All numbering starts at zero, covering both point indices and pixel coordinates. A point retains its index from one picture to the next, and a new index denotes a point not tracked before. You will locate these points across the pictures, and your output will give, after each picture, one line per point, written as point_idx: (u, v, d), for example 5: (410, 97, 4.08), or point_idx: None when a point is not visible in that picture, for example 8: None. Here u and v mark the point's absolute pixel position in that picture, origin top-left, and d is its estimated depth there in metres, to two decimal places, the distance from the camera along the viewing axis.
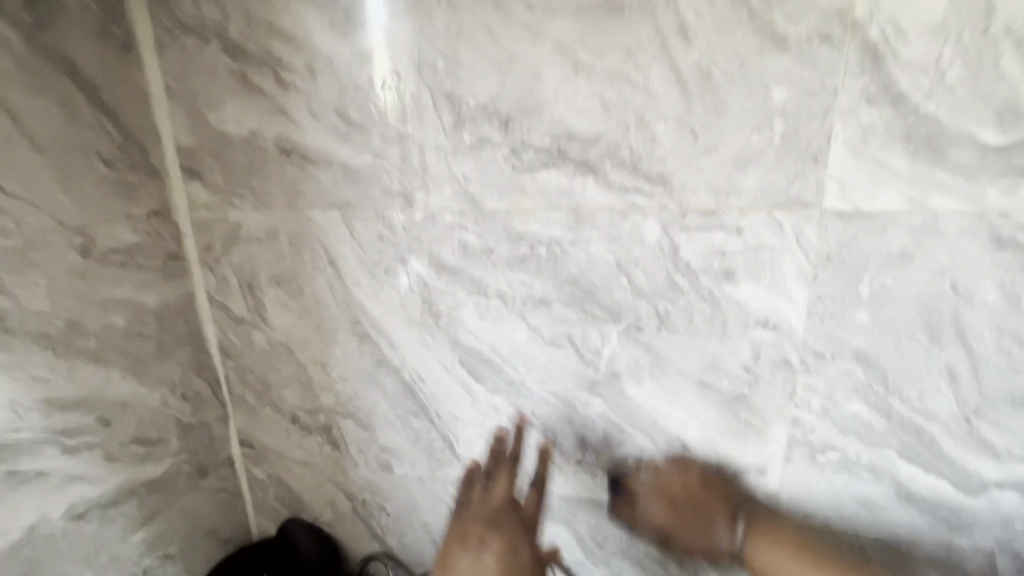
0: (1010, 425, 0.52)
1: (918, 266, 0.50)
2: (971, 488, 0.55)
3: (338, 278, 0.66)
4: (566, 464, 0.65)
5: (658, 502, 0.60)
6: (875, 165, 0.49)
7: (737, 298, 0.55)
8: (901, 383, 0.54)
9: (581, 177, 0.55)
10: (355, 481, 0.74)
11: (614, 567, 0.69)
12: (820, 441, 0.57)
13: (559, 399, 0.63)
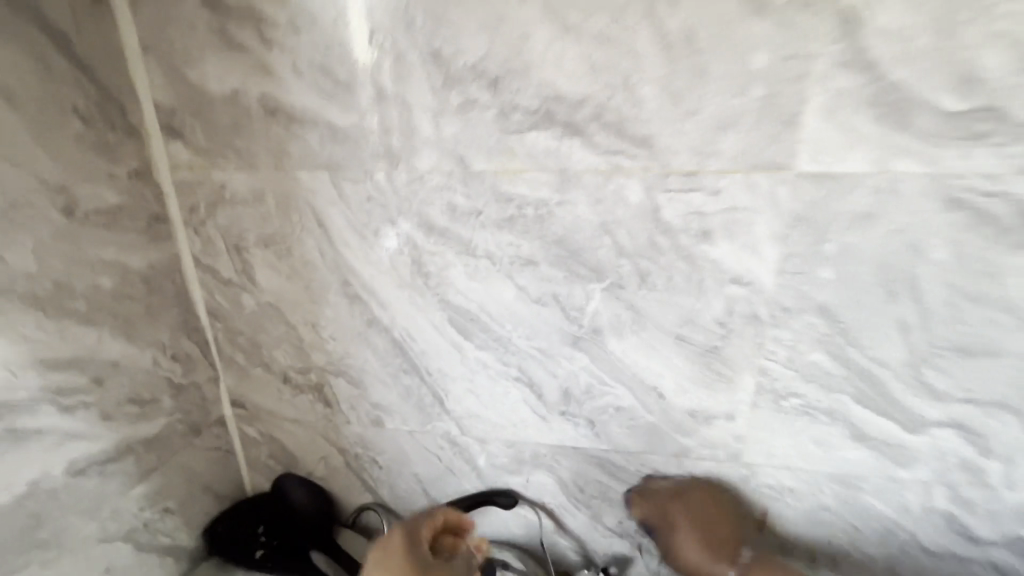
0: (951, 370, 0.58)
1: (878, 225, 0.54)
2: (915, 427, 0.61)
3: (327, 239, 0.66)
4: (551, 416, 0.69)
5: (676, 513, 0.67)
6: (845, 129, 0.52)
7: (713, 256, 0.58)
8: (859, 334, 0.58)
9: (567, 140, 0.57)
10: (348, 436, 0.77)
11: (594, 509, 0.74)
12: (784, 387, 0.62)
13: (544, 354, 0.66)
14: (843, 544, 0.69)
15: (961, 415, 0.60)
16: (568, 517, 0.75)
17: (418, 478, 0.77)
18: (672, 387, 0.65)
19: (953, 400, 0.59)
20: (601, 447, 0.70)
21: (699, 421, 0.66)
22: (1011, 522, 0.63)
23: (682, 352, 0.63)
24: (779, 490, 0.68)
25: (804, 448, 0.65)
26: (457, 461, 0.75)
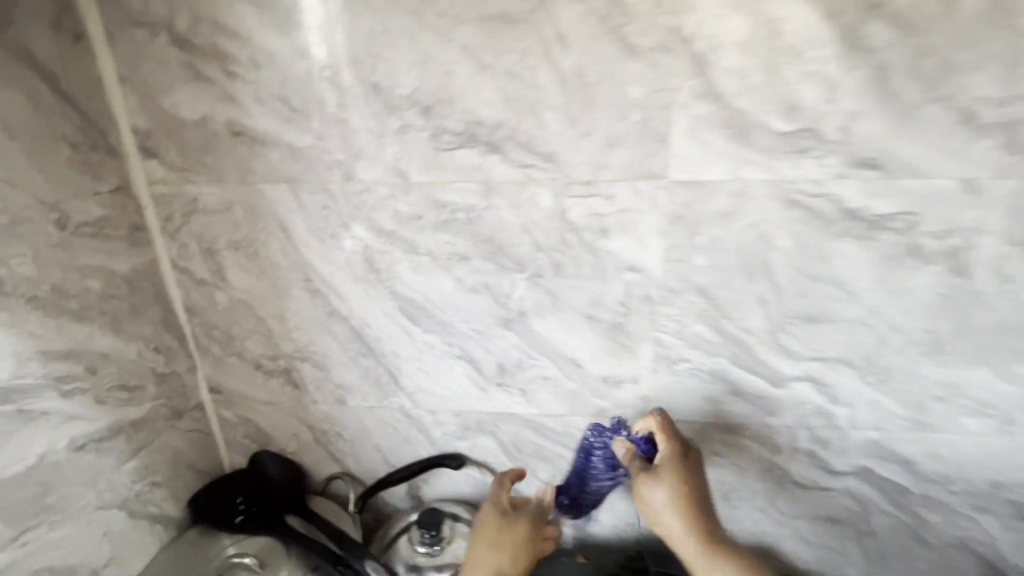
0: (801, 335, 0.73)
1: (736, 221, 0.68)
2: (778, 381, 0.76)
3: (289, 242, 0.77)
4: (489, 387, 0.82)
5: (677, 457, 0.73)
6: (704, 146, 0.65)
7: (611, 249, 0.72)
8: (729, 308, 0.73)
9: (489, 156, 0.69)
10: (315, 414, 0.88)
11: (530, 465, 0.87)
12: (675, 354, 0.76)
13: (481, 334, 0.79)
14: (732, 482, 0.84)
15: (812, 370, 0.75)
16: (509, 473, 0.88)
17: (379, 447, 0.89)
18: (587, 357, 0.78)
19: (805, 358, 0.74)
20: (533, 411, 0.83)
21: (611, 385, 0.80)
22: (857, 455, 0.79)
23: (592, 327, 0.76)
24: None
25: (696, 403, 0.79)
26: (412, 431, 0.87)
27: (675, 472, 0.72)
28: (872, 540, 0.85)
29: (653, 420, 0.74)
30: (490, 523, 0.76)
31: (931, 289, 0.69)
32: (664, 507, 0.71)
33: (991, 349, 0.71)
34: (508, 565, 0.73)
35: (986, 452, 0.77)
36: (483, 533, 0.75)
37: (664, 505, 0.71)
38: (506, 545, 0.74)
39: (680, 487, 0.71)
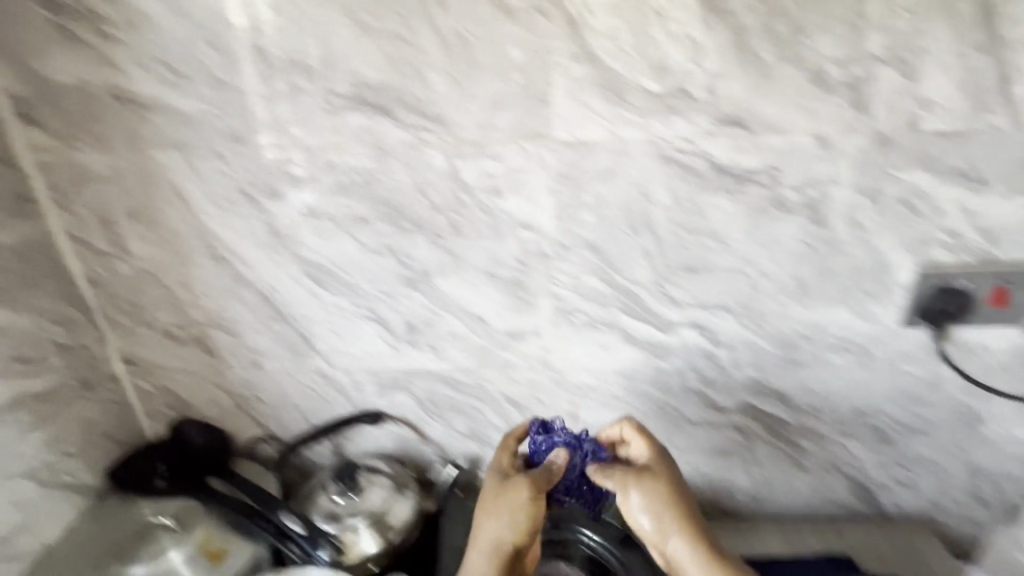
0: (684, 284, 0.79)
1: (618, 178, 0.72)
2: (666, 328, 0.83)
3: (188, 210, 0.77)
4: (400, 345, 0.86)
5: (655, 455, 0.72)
6: (583, 106, 0.68)
7: (504, 208, 0.75)
8: (618, 261, 0.78)
9: (378, 119, 0.70)
10: (234, 379, 0.90)
11: (446, 418, 0.92)
12: (571, 306, 0.82)
13: (388, 294, 0.82)
14: (632, 423, 0.91)
15: (696, 316, 0.82)
16: (428, 427, 0.93)
17: (299, 408, 0.92)
18: (490, 312, 0.83)
19: (688, 305, 0.81)
20: (445, 367, 0.87)
21: (515, 339, 0.85)
22: (740, 392, 0.87)
23: (493, 284, 0.80)
24: (582, 386, 0.88)
25: (594, 352, 0.85)
26: (331, 391, 0.90)
27: (659, 476, 0.69)
28: (757, 467, 0.94)
29: (628, 425, 0.74)
30: (489, 489, 0.71)
31: (795, 238, 0.75)
32: (654, 516, 0.66)
33: (847, 291, 0.79)
34: (507, 532, 0.68)
35: (849, 383, 0.86)
36: (482, 502, 0.71)
37: (654, 513, 0.66)
38: (503, 509, 0.68)
39: (667, 491, 0.67)
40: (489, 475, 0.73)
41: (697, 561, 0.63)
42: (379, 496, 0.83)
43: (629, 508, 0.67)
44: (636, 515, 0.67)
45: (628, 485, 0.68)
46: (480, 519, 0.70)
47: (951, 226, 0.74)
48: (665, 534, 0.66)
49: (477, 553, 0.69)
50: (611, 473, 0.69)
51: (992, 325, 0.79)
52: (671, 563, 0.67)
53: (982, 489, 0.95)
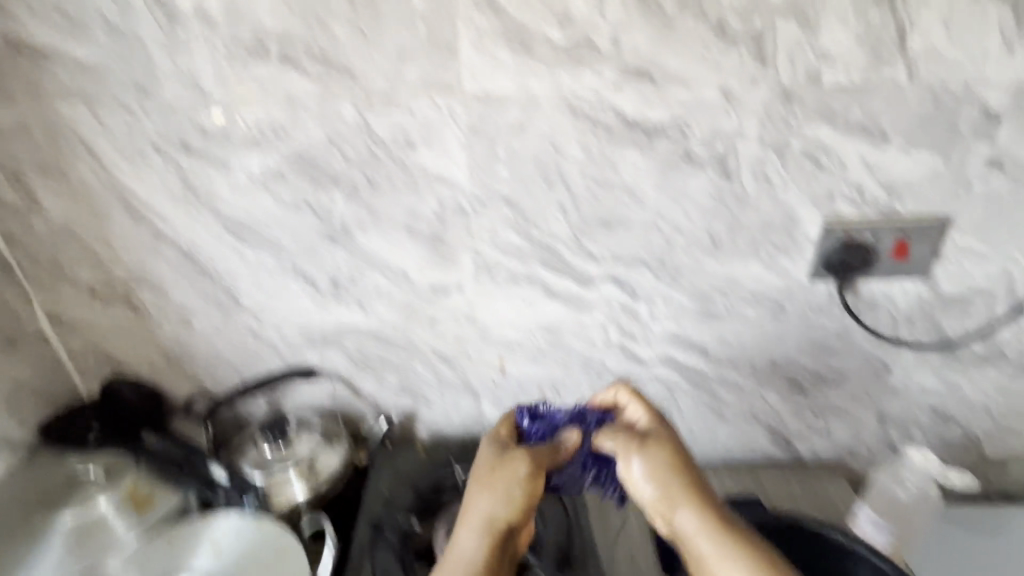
0: (600, 240, 0.81)
1: (530, 132, 0.73)
2: (585, 282, 0.85)
3: (100, 164, 0.76)
4: (327, 301, 0.87)
5: (654, 419, 0.70)
6: (490, 57, 0.68)
7: (419, 162, 0.75)
8: (534, 216, 0.79)
9: (285, 70, 0.69)
10: (164, 337, 0.91)
11: (377, 373, 0.94)
12: (492, 261, 0.83)
13: (310, 250, 0.83)
14: (559, 377, 0.94)
15: (613, 271, 0.84)
16: (361, 382, 0.95)
17: (232, 365, 0.93)
18: (413, 268, 0.84)
19: (606, 260, 0.83)
20: (373, 323, 0.89)
21: (439, 294, 0.86)
22: (660, 345, 0.90)
23: (414, 239, 0.82)
24: (508, 341, 0.91)
25: (518, 307, 0.87)
26: (263, 348, 0.92)
27: (663, 438, 0.66)
28: (680, 418, 0.99)
29: (625, 390, 0.73)
30: (485, 461, 0.68)
31: (705, 192, 0.77)
32: (659, 481, 0.63)
33: (758, 245, 0.81)
34: (500, 509, 0.64)
35: (763, 335, 0.89)
36: (478, 474, 0.67)
37: (659, 477, 0.63)
38: (501, 481, 0.65)
39: (672, 453, 0.64)
40: (485, 449, 0.71)
41: (706, 528, 0.59)
42: (308, 446, 0.86)
43: (632, 473, 0.64)
44: (640, 481, 0.64)
45: (631, 448, 0.66)
46: (472, 494, 0.66)
47: (856, 180, 0.76)
48: (672, 500, 0.61)
49: (468, 528, 0.64)
50: (616, 436, 0.68)
51: (892, 277, 0.83)
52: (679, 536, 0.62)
53: (892, 437, 1.00)
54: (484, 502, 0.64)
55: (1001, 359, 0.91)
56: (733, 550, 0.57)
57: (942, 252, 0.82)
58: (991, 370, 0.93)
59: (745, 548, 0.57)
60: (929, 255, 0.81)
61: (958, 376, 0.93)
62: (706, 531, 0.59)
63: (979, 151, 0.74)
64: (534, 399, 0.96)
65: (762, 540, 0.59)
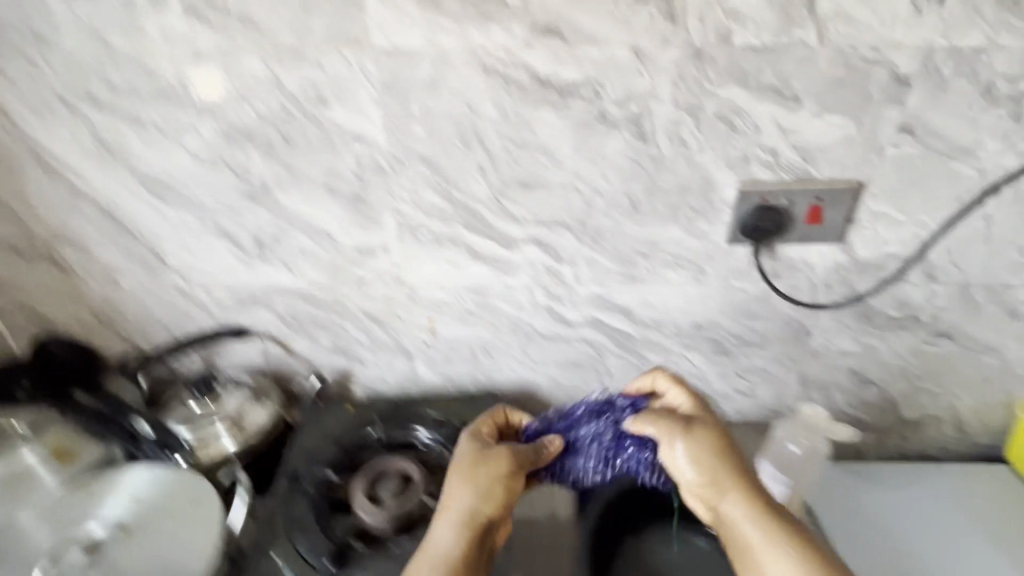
0: (521, 201, 0.81)
1: (442, 89, 0.73)
2: (510, 245, 0.86)
3: (8, 118, 0.75)
4: (253, 261, 0.87)
5: (696, 404, 0.74)
6: (396, 11, 0.68)
7: (334, 119, 0.75)
8: (454, 177, 0.79)
9: (188, 22, 0.69)
10: (92, 296, 0.91)
11: (310, 334, 0.95)
12: (416, 222, 0.83)
13: (232, 209, 0.82)
14: (489, 338, 0.96)
15: (537, 234, 0.85)
16: (294, 342, 0.96)
17: (164, 325, 0.94)
18: (336, 228, 0.84)
19: (529, 222, 0.83)
20: (301, 284, 0.90)
21: (365, 255, 0.87)
22: (587, 307, 0.92)
23: (335, 198, 0.81)
24: (437, 302, 0.92)
25: (445, 269, 0.88)
26: (193, 307, 0.92)
27: (707, 425, 0.70)
28: (609, 379, 1.01)
29: (665, 377, 0.77)
30: (467, 453, 0.71)
31: (622, 154, 0.77)
32: (702, 468, 0.67)
33: (677, 208, 0.82)
34: (479, 504, 0.66)
35: (685, 298, 0.91)
36: (458, 466, 0.70)
37: (705, 464, 0.67)
38: (480, 475, 0.67)
39: (721, 442, 0.69)
40: (469, 443, 0.73)
41: (751, 514, 0.64)
42: (235, 402, 0.88)
43: (675, 456, 0.69)
44: (687, 466, 0.68)
45: (678, 431, 0.70)
46: (449, 489, 0.68)
47: (771, 144, 0.77)
48: (715, 488, 0.67)
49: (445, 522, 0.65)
50: (658, 421, 0.72)
51: (809, 241, 0.85)
52: (720, 524, 0.67)
53: (814, 398, 1.04)
54: (464, 497, 0.66)
55: (916, 322, 0.94)
56: (784, 538, 0.63)
57: (856, 217, 0.84)
58: (907, 333, 0.96)
59: (797, 540, 0.63)
60: (843, 220, 0.83)
61: (875, 339, 0.96)
62: (753, 516, 0.64)
63: (890, 116, 0.75)
64: (465, 359, 0.98)
65: (809, 532, 0.65)
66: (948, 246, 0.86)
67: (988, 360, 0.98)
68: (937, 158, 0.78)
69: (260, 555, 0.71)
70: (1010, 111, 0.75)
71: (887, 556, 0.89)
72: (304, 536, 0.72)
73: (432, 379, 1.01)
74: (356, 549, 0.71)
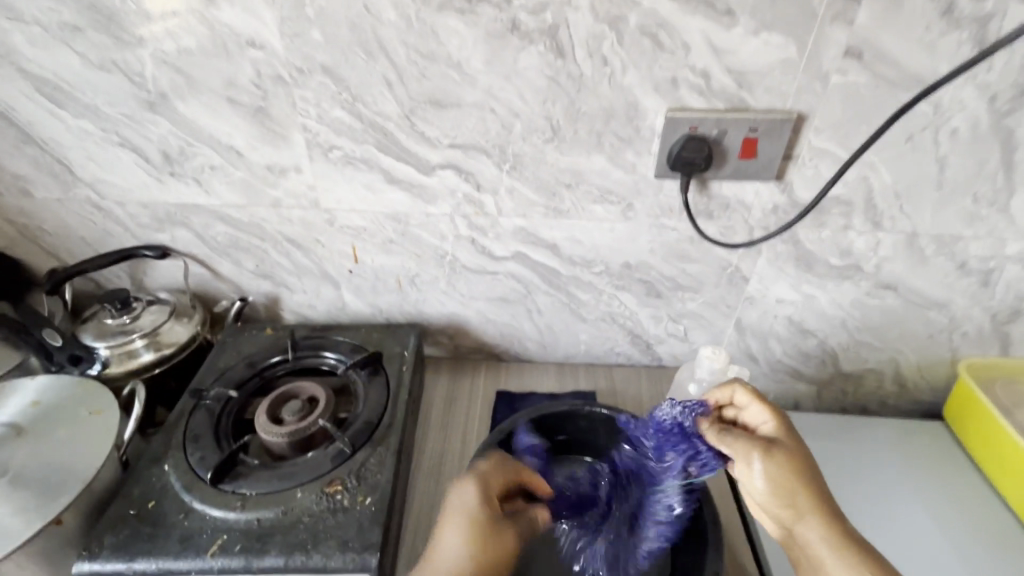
0: (433, 120, 0.76)
1: None
2: (426, 170, 0.81)
3: None
4: (163, 176, 0.84)
5: (777, 423, 0.66)
6: None
7: (225, 21, 0.70)
8: (360, 91, 0.74)
9: None
10: (9, 208, 0.89)
11: (233, 257, 0.93)
12: (326, 141, 0.79)
13: (131, 119, 0.79)
14: (413, 269, 0.93)
15: (453, 158, 0.80)
16: (217, 264, 0.94)
17: (85, 240, 0.92)
18: (243, 143, 0.80)
19: (445, 145, 0.79)
20: (215, 203, 0.87)
21: (277, 174, 0.83)
22: (511, 240, 0.88)
23: (237, 112, 0.77)
24: (357, 229, 0.88)
25: (361, 193, 0.84)
26: (110, 223, 0.90)
27: (787, 445, 0.63)
28: (540, 316, 0.98)
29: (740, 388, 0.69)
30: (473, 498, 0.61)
31: (540, 72, 0.72)
32: (782, 491, 0.60)
33: (600, 135, 0.77)
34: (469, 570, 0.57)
35: (614, 236, 0.87)
36: (459, 511, 0.60)
37: (783, 486, 0.60)
38: (484, 546, 0.58)
39: (801, 466, 0.62)
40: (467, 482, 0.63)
41: (832, 542, 0.57)
42: (152, 319, 0.87)
43: (751, 472, 0.63)
44: (768, 489, 0.61)
45: (757, 449, 0.63)
46: (443, 527, 0.60)
47: (702, 66, 0.71)
48: (792, 510, 0.60)
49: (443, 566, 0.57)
50: (733, 437, 0.66)
51: (744, 178, 0.79)
52: (795, 547, 0.60)
53: (752, 346, 1.00)
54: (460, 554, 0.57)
55: (860, 273, 0.89)
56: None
57: (796, 153, 0.77)
58: (850, 284, 0.90)
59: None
60: (781, 155, 0.77)
61: (816, 289, 0.91)
62: (837, 545, 0.57)
63: (836, 38, 0.68)
64: (392, 290, 0.96)
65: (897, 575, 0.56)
66: (896, 190, 0.80)
67: (936, 317, 0.93)
68: (887, 90, 0.71)
69: (149, 465, 0.71)
70: (972, 35, 0.67)
71: None
72: (197, 446, 0.73)
73: (359, 308, 0.99)
74: (247, 463, 0.71)
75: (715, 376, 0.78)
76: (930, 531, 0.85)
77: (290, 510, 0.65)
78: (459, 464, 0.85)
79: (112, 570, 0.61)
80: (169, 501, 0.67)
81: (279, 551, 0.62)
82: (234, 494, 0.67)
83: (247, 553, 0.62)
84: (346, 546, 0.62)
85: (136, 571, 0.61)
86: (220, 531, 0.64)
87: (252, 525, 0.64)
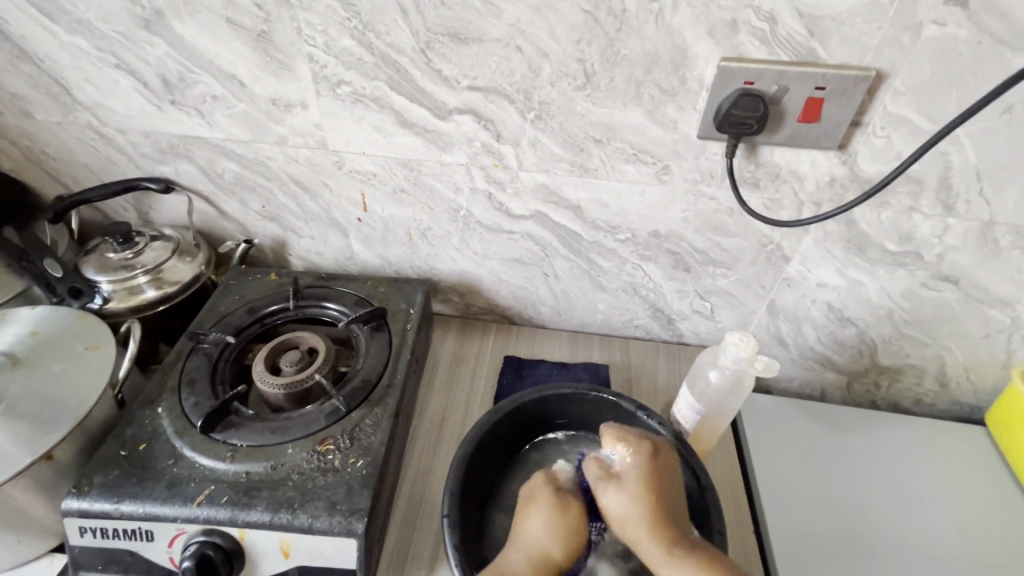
0: (451, 57, 0.69)
1: None
2: (442, 114, 0.74)
3: None
4: (164, 104, 0.79)
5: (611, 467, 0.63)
6: None
7: None
8: (372, 19, 0.67)
9: None
10: (9, 128, 0.85)
11: (238, 196, 0.88)
12: (333, 76, 0.72)
13: (126, 38, 0.73)
14: (424, 222, 0.87)
15: (472, 103, 0.72)
16: (223, 203, 0.90)
17: (89, 168, 0.88)
18: (244, 71, 0.74)
19: (464, 87, 0.71)
20: (218, 137, 0.81)
21: (281, 110, 0.77)
22: (531, 199, 0.81)
23: (239, 36, 0.71)
24: (366, 175, 0.82)
25: (371, 136, 0.78)
26: (112, 152, 0.86)
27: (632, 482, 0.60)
28: (556, 282, 0.92)
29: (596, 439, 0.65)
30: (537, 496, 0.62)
31: (574, 5, 0.63)
32: (634, 510, 0.58)
33: (638, 86, 0.68)
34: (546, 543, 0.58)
35: (645, 202, 0.79)
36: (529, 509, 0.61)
37: (631, 508, 0.58)
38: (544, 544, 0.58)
39: (646, 499, 0.58)
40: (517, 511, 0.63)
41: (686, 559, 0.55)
42: (154, 255, 0.84)
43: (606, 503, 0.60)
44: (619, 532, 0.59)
45: (603, 479, 0.61)
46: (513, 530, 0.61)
47: (769, 7, 0.61)
48: (640, 533, 0.57)
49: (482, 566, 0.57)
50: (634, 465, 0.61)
51: (800, 145, 0.69)
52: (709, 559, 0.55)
53: (782, 331, 0.92)
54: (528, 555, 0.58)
55: (918, 262, 0.79)
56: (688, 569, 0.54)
57: (866, 119, 0.67)
58: (904, 273, 0.81)
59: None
60: (849, 119, 0.66)
61: (865, 275, 0.82)
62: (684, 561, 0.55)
63: None
64: (401, 242, 0.90)
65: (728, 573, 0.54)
66: (979, 169, 0.69)
67: (998, 316, 0.83)
68: (990, 48, 0.59)
69: (143, 406, 0.70)
70: None
71: (819, 501, 0.81)
72: (191, 391, 0.71)
73: (368, 259, 0.94)
74: (240, 412, 0.70)
75: (739, 365, 0.71)
76: (953, 532, 0.80)
77: (280, 465, 0.64)
78: (459, 428, 0.82)
79: (101, 509, 0.60)
80: (161, 444, 0.66)
81: (266, 507, 0.60)
82: (225, 444, 0.65)
83: (233, 506, 0.60)
84: (334, 509, 0.60)
85: (123, 513, 0.60)
86: (208, 481, 0.62)
87: (241, 477, 0.63)
